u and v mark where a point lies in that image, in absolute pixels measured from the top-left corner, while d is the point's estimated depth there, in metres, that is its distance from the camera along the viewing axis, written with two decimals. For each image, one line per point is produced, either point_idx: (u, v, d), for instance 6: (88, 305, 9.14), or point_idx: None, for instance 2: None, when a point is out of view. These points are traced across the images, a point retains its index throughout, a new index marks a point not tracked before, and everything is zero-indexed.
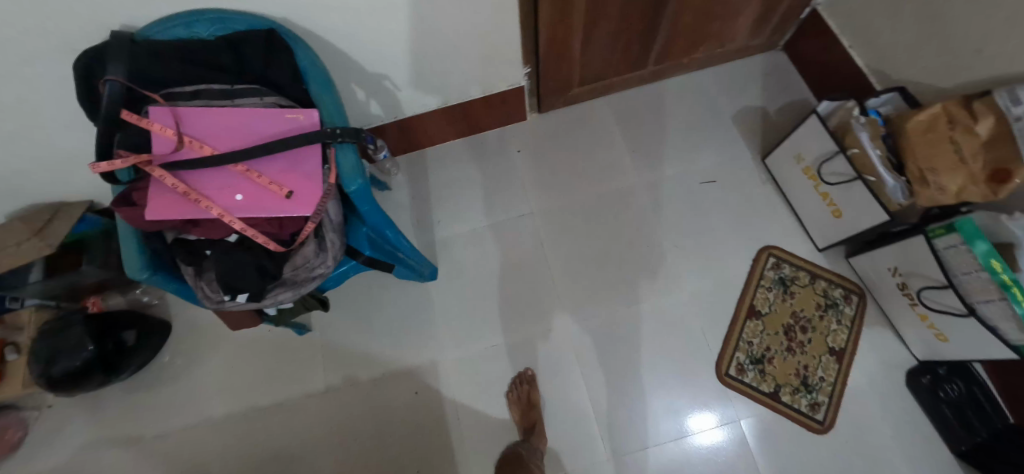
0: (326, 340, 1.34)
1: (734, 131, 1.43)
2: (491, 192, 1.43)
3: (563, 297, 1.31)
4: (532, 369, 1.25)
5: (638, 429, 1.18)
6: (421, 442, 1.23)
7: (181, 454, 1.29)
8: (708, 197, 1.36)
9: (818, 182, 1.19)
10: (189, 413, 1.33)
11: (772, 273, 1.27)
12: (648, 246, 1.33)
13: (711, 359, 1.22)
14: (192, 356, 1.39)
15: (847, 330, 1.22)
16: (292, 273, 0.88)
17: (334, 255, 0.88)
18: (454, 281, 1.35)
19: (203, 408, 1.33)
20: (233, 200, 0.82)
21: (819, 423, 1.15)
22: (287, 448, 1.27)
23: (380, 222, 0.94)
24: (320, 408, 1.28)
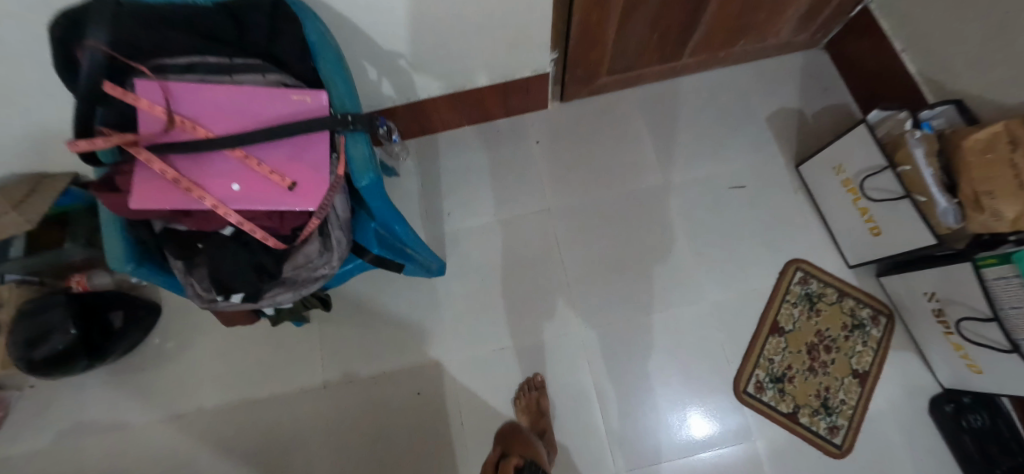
0: (324, 331, 1.28)
1: (768, 133, 1.35)
2: (506, 183, 1.34)
3: (578, 300, 1.24)
4: (541, 375, 1.19)
5: (648, 444, 1.14)
6: (421, 445, 1.18)
7: (173, 440, 1.26)
8: (736, 203, 1.28)
9: (857, 195, 1.11)
10: (183, 399, 1.28)
11: (798, 288, 1.20)
12: (669, 251, 1.25)
13: (728, 374, 1.16)
14: (186, 340, 1.34)
15: (872, 352, 1.16)
16: (293, 272, 0.79)
17: (338, 255, 0.79)
18: (462, 277, 1.28)
19: (196, 397, 1.28)
20: (228, 189, 0.73)
21: (838, 447, 1.11)
22: (282, 441, 1.22)
23: (391, 219, 0.86)
24: (317, 404, 1.23)
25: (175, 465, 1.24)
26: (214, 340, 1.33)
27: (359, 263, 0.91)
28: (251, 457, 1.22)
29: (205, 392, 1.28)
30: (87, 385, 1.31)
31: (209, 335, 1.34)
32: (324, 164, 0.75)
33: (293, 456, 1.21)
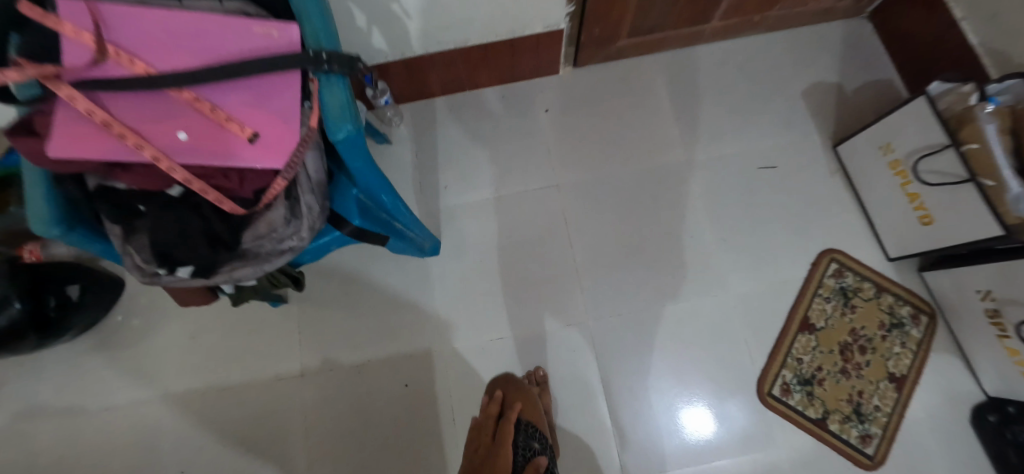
0: (303, 313, 1.14)
1: (804, 108, 1.21)
2: (509, 155, 1.21)
3: (586, 287, 1.11)
4: (543, 368, 1.07)
5: (657, 446, 1.03)
6: (406, 443, 1.06)
7: (136, 427, 1.14)
8: (765, 185, 1.15)
9: (908, 179, 0.98)
10: (147, 383, 1.16)
11: (832, 282, 1.08)
12: (690, 236, 1.13)
13: (751, 374, 1.05)
14: (152, 318, 1.21)
15: (912, 355, 1.04)
16: (254, 244, 0.66)
17: (310, 225, 0.66)
18: (458, 257, 1.15)
19: (161, 380, 1.16)
20: (173, 138, 0.60)
21: (870, 458, 1.00)
22: (253, 433, 1.11)
23: (374, 182, 0.72)
24: (292, 393, 1.11)
25: (135, 455, 1.12)
26: (181, 320, 1.20)
27: (337, 235, 0.77)
28: (220, 449, 1.11)
29: (172, 376, 1.16)
30: (42, 365, 1.19)
31: (176, 314, 1.21)
32: (292, 112, 0.61)
33: (265, 449, 1.09)
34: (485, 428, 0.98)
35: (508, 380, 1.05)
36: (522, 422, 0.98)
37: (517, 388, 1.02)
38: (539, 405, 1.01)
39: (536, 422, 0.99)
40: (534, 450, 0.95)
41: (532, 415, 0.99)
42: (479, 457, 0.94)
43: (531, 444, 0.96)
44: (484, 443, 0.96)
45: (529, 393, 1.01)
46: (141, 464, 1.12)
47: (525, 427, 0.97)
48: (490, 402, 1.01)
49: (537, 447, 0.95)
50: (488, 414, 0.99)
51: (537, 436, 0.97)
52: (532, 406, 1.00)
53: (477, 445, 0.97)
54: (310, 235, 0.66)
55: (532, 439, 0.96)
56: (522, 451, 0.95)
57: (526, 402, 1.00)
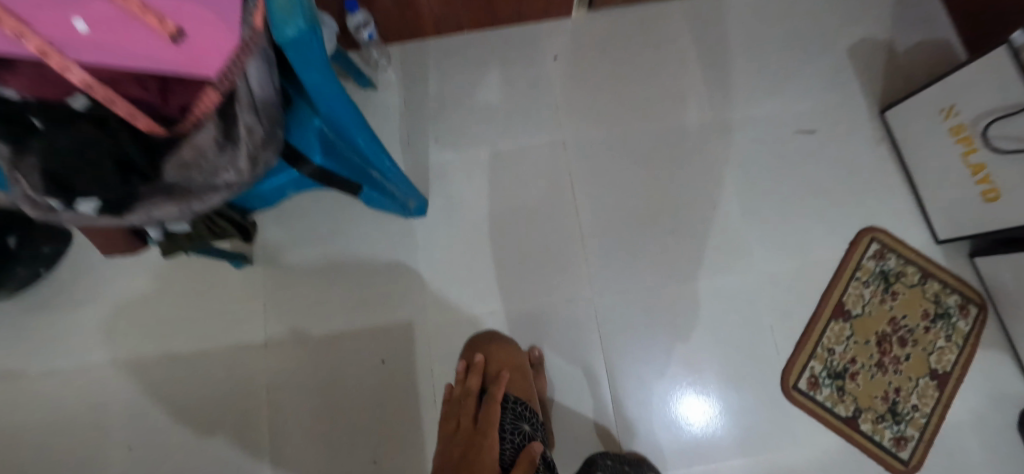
0: (269, 277, 1.01)
1: (849, 67, 1.06)
2: (509, 108, 1.06)
3: (592, 259, 0.98)
4: (540, 349, 0.94)
5: (663, 440, 0.92)
6: (380, 426, 0.94)
7: (72, 398, 1.00)
8: (800, 151, 1.01)
9: (972, 147, 0.84)
10: (87, 349, 1.02)
11: (871, 264, 0.95)
12: (714, 207, 0.99)
13: (775, 364, 0.93)
14: (96, 275, 1.06)
15: (957, 349, 0.92)
16: (179, 176, 0.52)
17: (248, 154, 0.52)
18: (447, 220, 1.01)
19: (102, 347, 1.02)
20: (68, 28, 0.34)
21: (904, 463, 0.88)
22: (205, 409, 0.97)
23: (340, 110, 0.59)
24: (253, 365, 0.98)
25: (69, 430, 0.98)
26: (130, 278, 1.05)
27: (294, 176, 0.64)
28: (166, 427, 0.97)
29: (113, 342, 1.02)
30: None
31: (126, 272, 1.05)
32: None
33: (218, 428, 0.96)
34: (466, 406, 0.87)
35: (488, 342, 0.93)
36: (508, 398, 0.89)
37: (502, 353, 0.92)
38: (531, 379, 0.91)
39: (526, 399, 0.90)
40: (523, 432, 0.86)
41: (519, 391, 0.90)
42: (459, 439, 0.84)
43: (520, 425, 0.86)
44: (465, 427, 0.85)
45: (516, 363, 0.91)
46: (75, 439, 0.98)
47: (512, 405, 0.88)
48: (469, 373, 0.90)
49: (526, 430, 0.86)
50: (469, 388, 0.88)
51: (526, 416, 0.87)
52: (520, 379, 0.90)
53: (456, 425, 0.86)
54: (249, 169, 0.53)
55: (520, 421, 0.87)
56: (509, 432, 0.86)
57: (512, 376, 0.90)
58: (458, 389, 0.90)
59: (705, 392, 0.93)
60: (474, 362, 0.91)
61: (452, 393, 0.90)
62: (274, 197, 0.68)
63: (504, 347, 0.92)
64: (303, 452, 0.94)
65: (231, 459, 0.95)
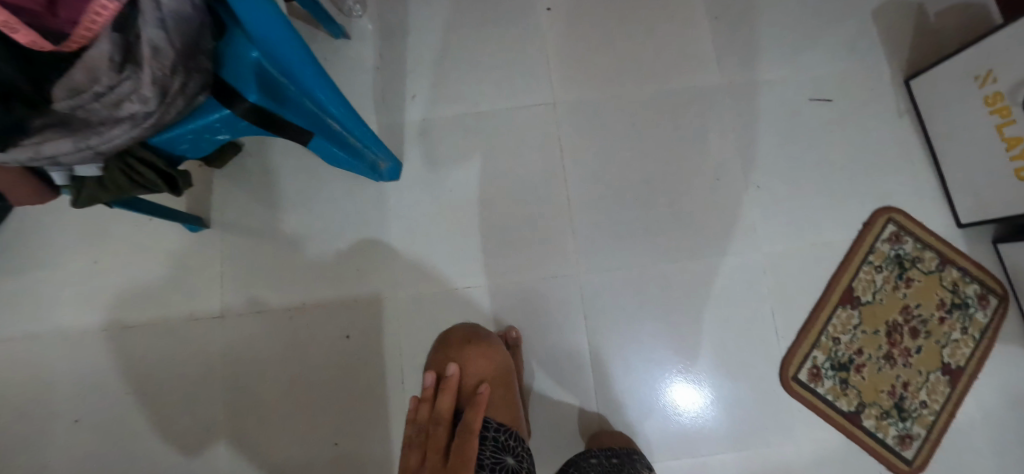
0: (227, 242, 0.92)
1: (874, 28, 0.95)
2: (496, 64, 0.96)
3: (579, 236, 0.90)
4: (517, 330, 0.86)
5: (649, 431, 0.85)
6: (345, 406, 0.87)
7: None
8: (814, 122, 0.92)
9: (1008, 118, 0.74)
10: (14, 317, 0.90)
11: (886, 247, 0.87)
12: (716, 181, 0.91)
13: (775, 353, 0.86)
14: (26, 234, 0.93)
15: (973, 342, 0.84)
16: (74, 104, 0.44)
17: (153, 80, 0.43)
18: (423, 187, 0.92)
19: (32, 316, 0.90)
20: None
21: (908, 463, 0.82)
22: (152, 386, 0.88)
23: (276, 38, 0.50)
24: (208, 338, 0.89)
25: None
26: (67, 239, 0.93)
27: (229, 114, 0.53)
28: (108, 404, 0.88)
29: (46, 310, 0.91)
30: None
31: (62, 232, 0.93)
32: None
33: (167, 405, 0.88)
34: (434, 435, 0.68)
35: (465, 346, 0.79)
36: (489, 425, 0.73)
37: (483, 362, 0.78)
38: (517, 393, 0.79)
39: (511, 426, 0.74)
40: (506, 467, 0.68)
41: (502, 416, 0.75)
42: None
43: (502, 459, 0.69)
44: (432, 462, 0.64)
45: (499, 375, 0.78)
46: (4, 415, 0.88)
47: (493, 434, 0.72)
48: (440, 391, 0.73)
49: (511, 464, 0.69)
50: (440, 410, 0.71)
51: (510, 447, 0.71)
52: (503, 397, 0.77)
53: (421, 461, 0.65)
54: (155, 99, 0.44)
55: (503, 453, 0.70)
56: (489, 468, 0.67)
57: (494, 391, 0.77)
58: (426, 410, 0.73)
59: (698, 385, 0.86)
60: (446, 375, 0.75)
61: (419, 415, 0.72)
62: (210, 140, 0.58)
63: (484, 354, 0.79)
64: (261, 433, 0.86)
65: (181, 440, 0.87)
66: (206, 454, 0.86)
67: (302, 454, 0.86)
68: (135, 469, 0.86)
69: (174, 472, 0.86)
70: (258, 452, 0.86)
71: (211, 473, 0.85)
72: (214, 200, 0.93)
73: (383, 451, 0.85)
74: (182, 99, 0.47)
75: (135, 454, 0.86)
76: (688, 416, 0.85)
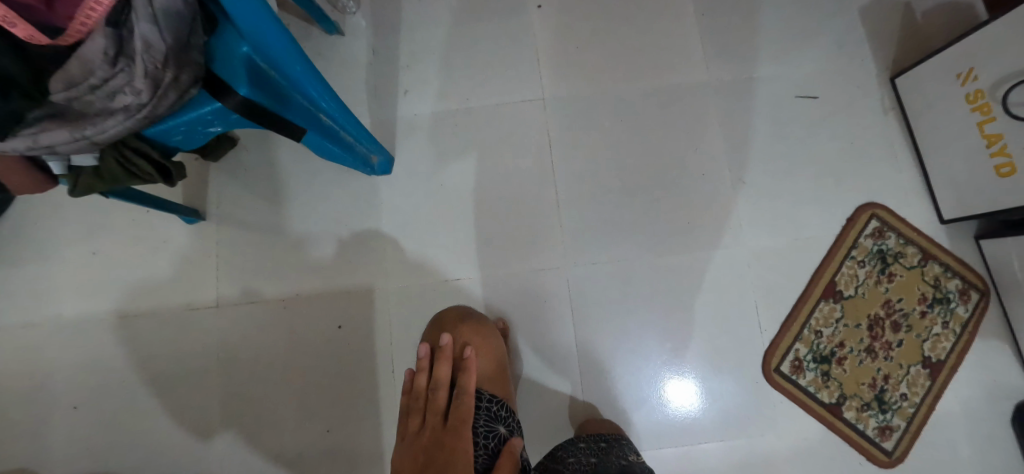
0: (222, 234, 0.94)
1: (861, 27, 0.96)
2: (487, 60, 0.97)
3: (567, 229, 0.92)
4: (505, 322, 0.88)
5: (633, 420, 0.86)
6: (337, 395, 0.89)
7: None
8: (800, 119, 0.94)
9: (987, 115, 0.75)
10: (15, 306, 0.93)
11: (869, 242, 0.89)
12: (702, 176, 0.92)
13: (758, 346, 0.87)
14: (26, 226, 0.95)
15: (954, 336, 0.86)
16: (69, 96, 0.46)
17: (145, 73, 0.45)
18: (414, 181, 0.94)
19: (33, 305, 0.93)
20: None
21: (887, 454, 0.83)
22: (149, 374, 0.90)
23: (267, 34, 0.52)
24: (204, 327, 0.91)
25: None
26: (67, 231, 0.95)
27: (221, 107, 0.55)
28: (106, 391, 0.90)
29: (46, 300, 0.93)
30: None
31: (62, 224, 0.95)
32: None
33: (164, 392, 0.90)
34: (433, 401, 0.71)
35: (458, 323, 0.80)
36: (482, 396, 0.75)
37: (476, 337, 0.78)
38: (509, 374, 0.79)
39: (503, 398, 0.76)
40: (498, 436, 0.71)
41: (495, 387, 0.77)
42: (425, 443, 0.67)
43: (495, 428, 0.71)
44: (432, 423, 0.69)
45: (492, 352, 0.78)
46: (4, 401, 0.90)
47: (486, 404, 0.74)
48: (435, 360, 0.74)
49: (502, 432, 0.71)
50: (437, 378, 0.72)
51: (503, 418, 0.73)
52: (495, 372, 0.77)
53: (421, 426, 0.70)
54: (148, 92, 0.46)
55: (496, 422, 0.72)
56: (482, 437, 0.70)
57: (486, 367, 0.77)
58: (423, 380, 0.74)
59: (682, 376, 0.87)
60: (439, 345, 0.75)
61: (415, 384, 0.74)
62: (204, 132, 0.59)
63: (479, 331, 0.79)
64: (254, 420, 0.88)
65: (177, 427, 0.89)
66: (201, 440, 0.88)
67: (294, 441, 0.88)
68: (132, 454, 0.88)
69: (170, 458, 0.88)
70: (252, 438, 0.88)
71: (206, 459, 0.88)
72: (210, 193, 0.95)
73: (374, 438, 0.87)
74: (174, 92, 0.49)
75: (132, 440, 0.88)
76: (673, 405, 0.87)
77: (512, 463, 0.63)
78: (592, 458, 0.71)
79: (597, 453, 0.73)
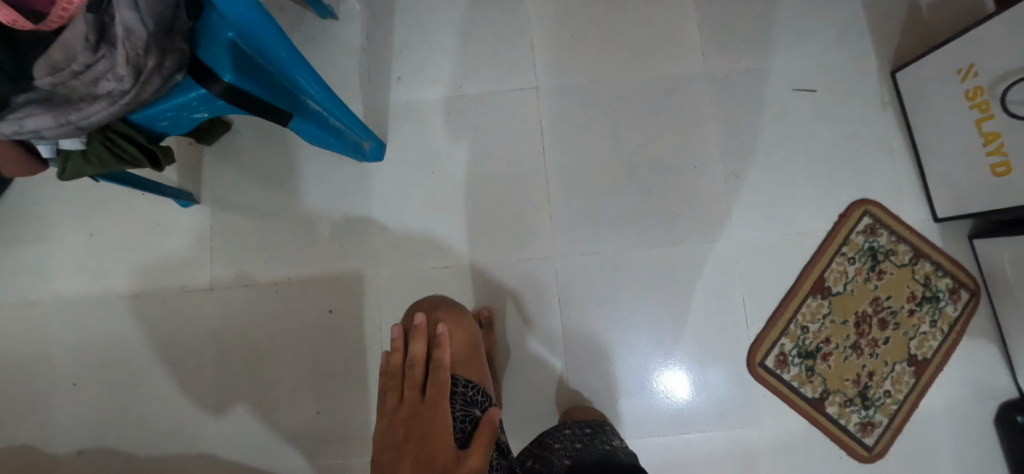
0: (216, 217, 0.95)
1: (862, 19, 0.94)
2: (481, 47, 0.97)
3: (556, 217, 0.92)
4: (491, 309, 0.89)
5: (617, 409, 0.88)
6: (327, 377, 0.91)
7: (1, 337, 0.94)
8: (795, 112, 0.93)
9: (987, 112, 0.74)
10: (17, 285, 0.95)
11: (860, 239, 0.88)
12: (694, 168, 0.92)
13: (743, 339, 0.88)
14: (27, 206, 0.97)
15: (941, 335, 0.86)
16: (54, 82, 0.46)
17: (127, 61, 0.45)
18: (406, 167, 0.94)
19: (33, 285, 0.95)
20: None
21: (868, 450, 0.84)
22: (145, 354, 0.92)
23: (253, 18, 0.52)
24: (198, 309, 0.93)
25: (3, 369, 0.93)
26: (65, 212, 0.97)
27: (206, 94, 0.55)
28: (105, 370, 0.92)
29: (45, 280, 0.95)
30: None
31: (60, 206, 0.97)
32: None
33: (159, 371, 0.92)
34: (410, 375, 0.70)
35: (435, 309, 0.81)
36: (457, 382, 0.72)
37: (451, 324, 0.78)
38: (483, 356, 0.78)
39: (478, 383, 0.74)
40: (475, 418, 0.68)
41: (470, 373, 0.75)
42: (403, 416, 0.65)
43: (471, 411, 0.69)
44: (410, 398, 0.68)
45: (465, 337, 0.77)
46: (7, 379, 0.93)
47: (462, 389, 0.71)
48: (410, 338, 0.74)
49: (477, 415, 0.69)
50: (412, 355, 0.72)
51: (478, 402, 0.71)
52: (469, 356, 0.76)
53: (398, 400, 0.69)
54: (130, 78, 0.47)
55: (472, 407, 0.70)
56: (459, 420, 0.67)
57: (459, 351, 0.76)
58: (398, 358, 0.74)
59: (665, 367, 0.88)
60: (413, 324, 0.76)
61: (391, 364, 0.74)
62: (190, 118, 0.60)
63: (454, 316, 0.79)
64: (247, 400, 0.91)
65: (172, 407, 0.91)
66: (195, 419, 0.91)
67: (284, 422, 0.90)
68: (129, 432, 0.91)
69: (166, 435, 0.90)
70: (244, 418, 0.90)
71: (199, 436, 0.90)
72: (204, 177, 0.96)
73: (363, 419, 0.90)
74: (157, 78, 0.49)
75: (130, 417, 0.91)
76: (656, 395, 0.88)
77: (491, 425, 0.63)
78: (578, 444, 0.72)
79: (582, 438, 0.73)
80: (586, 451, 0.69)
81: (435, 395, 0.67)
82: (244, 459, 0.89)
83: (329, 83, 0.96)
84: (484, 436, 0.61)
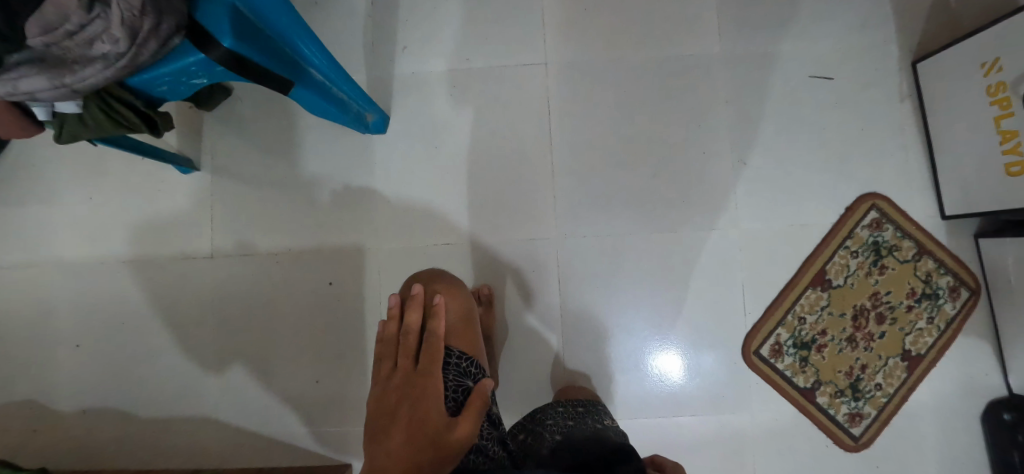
0: (217, 184, 0.94)
1: (888, 6, 0.90)
2: (490, 19, 0.93)
3: (560, 199, 0.91)
4: (491, 287, 0.89)
5: (614, 389, 0.89)
6: (325, 348, 0.92)
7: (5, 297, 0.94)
8: (810, 101, 0.90)
9: (1008, 109, 0.71)
10: (19, 246, 0.95)
11: (865, 233, 0.88)
12: (703, 154, 0.90)
13: (740, 326, 0.88)
14: (26, 166, 0.96)
15: (937, 331, 0.86)
16: (47, 41, 0.43)
17: (123, 22, 0.43)
18: (409, 141, 0.92)
19: (33, 247, 0.95)
20: None
21: (854, 439, 0.86)
22: (146, 319, 0.93)
23: None
24: (198, 276, 0.93)
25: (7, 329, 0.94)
26: (64, 174, 0.95)
27: (205, 59, 0.53)
28: (107, 332, 0.93)
29: (46, 242, 0.95)
30: None
31: (61, 168, 0.96)
32: None
33: (160, 336, 0.93)
34: (404, 344, 0.70)
35: (432, 282, 0.80)
36: (451, 353, 0.72)
37: (447, 295, 0.78)
38: (478, 331, 0.78)
39: (471, 355, 0.74)
40: (467, 389, 0.68)
41: (463, 345, 0.74)
42: (396, 383, 0.66)
43: (464, 382, 0.68)
44: (403, 366, 0.68)
45: (461, 311, 0.77)
46: (11, 338, 0.94)
47: (456, 360, 0.71)
48: (407, 307, 0.75)
49: (470, 386, 0.69)
50: (408, 323, 0.72)
51: (471, 373, 0.70)
52: (464, 329, 0.76)
53: (393, 368, 0.69)
54: (126, 40, 0.45)
55: (465, 377, 0.69)
56: (452, 390, 0.66)
57: (454, 324, 0.76)
58: (394, 327, 0.74)
59: (659, 350, 0.89)
60: (410, 294, 0.76)
61: (386, 332, 0.74)
62: (188, 83, 0.58)
63: (450, 289, 0.79)
64: (246, 367, 0.92)
65: (173, 372, 0.92)
66: (197, 384, 0.92)
67: (283, 389, 0.91)
68: (132, 394, 0.92)
69: (167, 397, 0.92)
70: (244, 384, 0.92)
71: (200, 400, 0.92)
72: (204, 143, 0.94)
73: (359, 390, 0.91)
74: (154, 41, 0.47)
75: (132, 380, 0.92)
76: (650, 377, 0.89)
77: (482, 398, 0.63)
78: (569, 421, 0.72)
79: (574, 416, 0.74)
80: (576, 427, 0.69)
81: (428, 363, 0.66)
82: (245, 424, 0.91)
83: (333, 51, 0.93)
84: (474, 406, 0.62)
